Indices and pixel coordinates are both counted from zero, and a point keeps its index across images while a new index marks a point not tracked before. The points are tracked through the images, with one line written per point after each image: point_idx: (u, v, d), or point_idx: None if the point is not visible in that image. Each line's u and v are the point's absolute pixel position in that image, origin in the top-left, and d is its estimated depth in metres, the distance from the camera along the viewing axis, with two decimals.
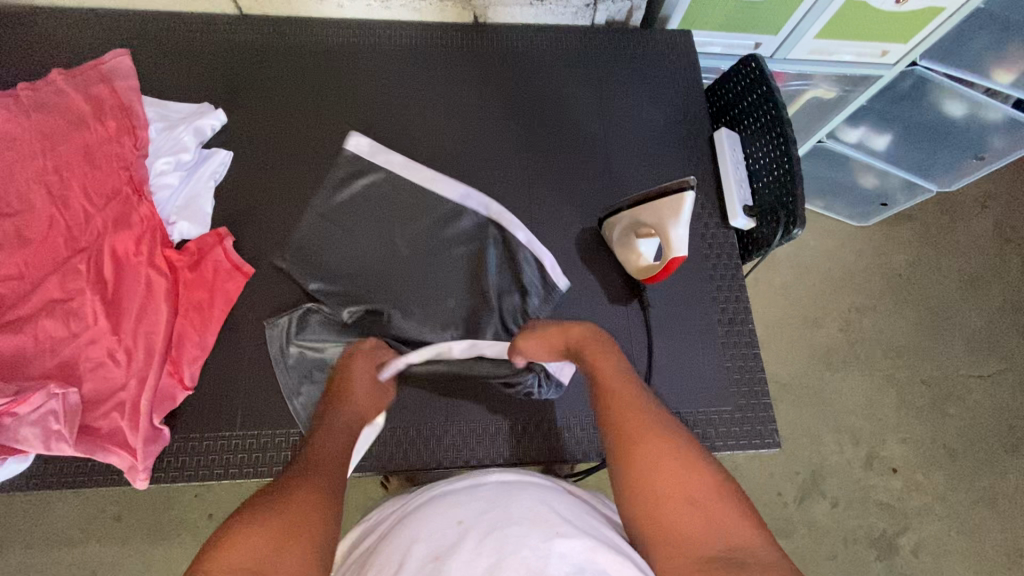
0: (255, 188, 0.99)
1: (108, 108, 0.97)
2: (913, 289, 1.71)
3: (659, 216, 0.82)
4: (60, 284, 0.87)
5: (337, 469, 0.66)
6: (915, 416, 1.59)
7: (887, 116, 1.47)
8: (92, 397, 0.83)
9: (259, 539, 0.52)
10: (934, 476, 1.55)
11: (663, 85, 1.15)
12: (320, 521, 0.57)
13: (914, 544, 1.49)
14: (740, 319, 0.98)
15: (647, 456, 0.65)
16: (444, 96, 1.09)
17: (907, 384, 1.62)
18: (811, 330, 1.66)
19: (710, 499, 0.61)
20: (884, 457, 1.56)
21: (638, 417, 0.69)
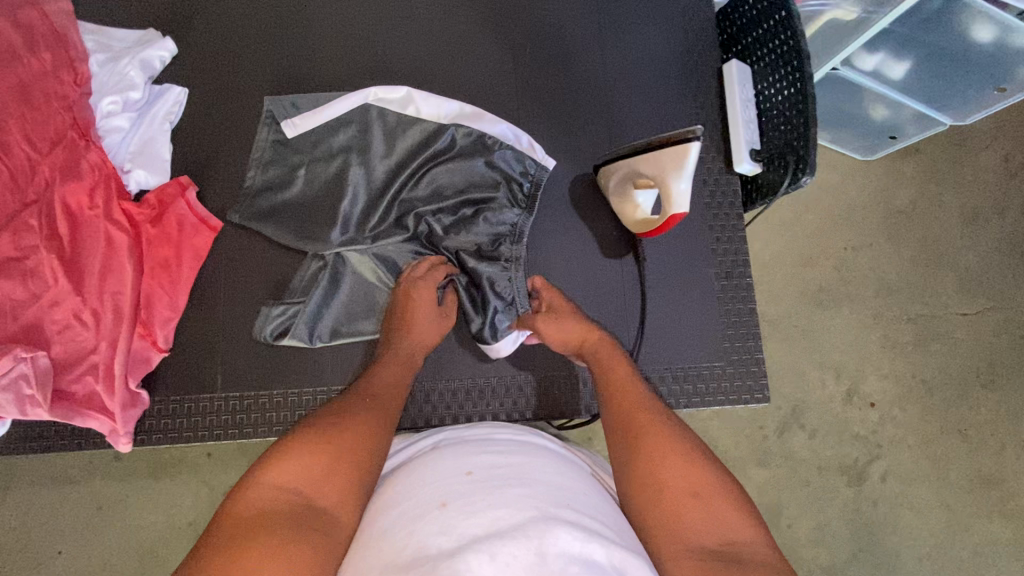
0: (216, 130, 0.89)
1: (40, 36, 0.85)
2: (910, 226, 1.66)
3: (660, 167, 0.74)
4: (12, 241, 0.80)
5: (390, 405, 0.71)
6: (897, 353, 1.60)
7: (911, 39, 1.33)
8: (64, 360, 0.79)
9: (308, 465, 0.59)
10: (910, 409, 1.58)
11: (670, 11, 1.03)
12: (366, 459, 0.62)
13: (882, 472, 1.54)
14: (739, 272, 0.93)
15: (664, 452, 0.64)
16: (423, 18, 0.97)
17: (893, 322, 1.62)
18: (804, 270, 1.63)
19: (716, 495, 0.61)
20: (862, 392, 1.58)
21: (644, 413, 0.69)
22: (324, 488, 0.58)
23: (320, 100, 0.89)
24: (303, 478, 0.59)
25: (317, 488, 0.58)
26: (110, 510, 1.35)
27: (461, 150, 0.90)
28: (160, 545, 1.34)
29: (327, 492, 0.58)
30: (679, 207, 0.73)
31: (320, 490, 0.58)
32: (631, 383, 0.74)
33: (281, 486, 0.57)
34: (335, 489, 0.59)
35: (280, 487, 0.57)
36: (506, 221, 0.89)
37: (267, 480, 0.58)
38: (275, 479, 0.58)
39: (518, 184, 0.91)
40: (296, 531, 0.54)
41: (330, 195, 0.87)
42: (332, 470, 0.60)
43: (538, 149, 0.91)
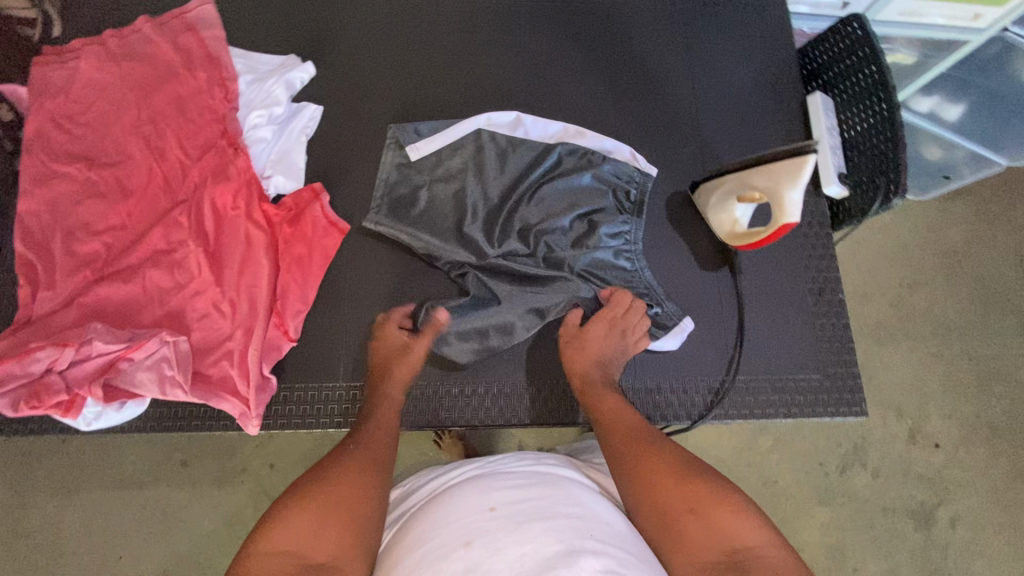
0: (345, 144, 0.98)
1: (197, 58, 0.97)
2: (968, 265, 1.65)
3: (773, 179, 0.79)
4: (163, 235, 0.88)
5: (383, 449, 0.73)
6: (961, 393, 1.56)
7: (966, 83, 1.42)
8: (201, 346, 0.85)
9: (299, 524, 0.60)
10: (977, 452, 1.52)
11: (754, 48, 1.11)
12: (363, 504, 0.64)
13: (951, 517, 1.48)
14: (831, 288, 0.97)
15: (661, 473, 0.67)
16: (528, 50, 1.06)
17: (955, 361, 1.59)
18: (864, 302, 1.62)
19: (714, 506, 0.62)
20: (926, 432, 1.53)
21: (640, 444, 0.71)
22: (316, 545, 0.58)
23: (440, 126, 0.97)
24: (302, 538, 0.59)
25: (309, 547, 0.58)
26: (171, 521, 1.33)
27: (569, 164, 0.98)
28: (217, 557, 1.32)
29: (320, 547, 0.58)
30: (791, 215, 0.78)
31: (319, 544, 0.58)
32: (621, 412, 0.78)
33: (278, 549, 0.58)
34: (330, 539, 0.59)
35: (278, 551, 0.57)
36: (619, 230, 0.95)
37: (266, 545, 0.58)
38: (276, 543, 0.58)
39: (624, 193, 0.97)
40: None
41: (458, 206, 0.94)
42: (326, 520, 0.60)
43: (641, 159, 0.98)
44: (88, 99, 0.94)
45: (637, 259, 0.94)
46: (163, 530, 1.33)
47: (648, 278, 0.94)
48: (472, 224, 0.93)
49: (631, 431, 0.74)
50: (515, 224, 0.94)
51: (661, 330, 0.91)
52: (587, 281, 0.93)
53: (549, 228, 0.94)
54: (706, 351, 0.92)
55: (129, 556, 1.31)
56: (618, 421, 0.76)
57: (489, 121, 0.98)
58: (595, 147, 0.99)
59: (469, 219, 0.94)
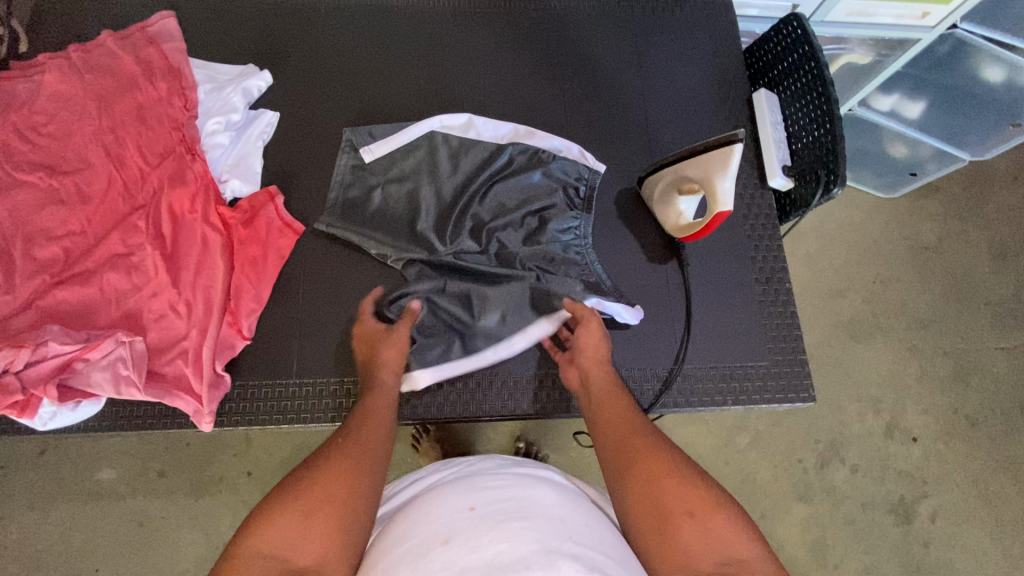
0: (302, 148, 1.00)
1: (158, 69, 1.00)
2: (939, 260, 1.68)
3: (706, 169, 0.82)
4: (121, 239, 0.91)
5: (376, 441, 0.72)
6: (937, 387, 1.57)
7: (923, 82, 1.46)
8: (156, 345, 0.87)
9: (283, 523, 0.60)
10: (955, 445, 1.53)
11: (702, 49, 1.15)
12: (350, 503, 0.63)
13: (931, 511, 1.48)
14: (778, 277, 0.99)
15: (655, 476, 0.65)
16: (483, 56, 1.10)
17: (930, 355, 1.59)
18: (838, 300, 1.64)
19: (710, 513, 0.62)
20: (904, 426, 1.54)
21: (641, 440, 0.70)
22: (300, 547, 0.59)
23: (394, 128, 1.01)
24: (286, 539, 0.59)
25: (293, 549, 0.59)
26: (148, 531, 1.34)
27: (520, 164, 1.01)
28: (194, 566, 1.32)
29: (303, 548, 0.59)
30: (723, 203, 0.80)
31: (303, 547, 0.59)
32: (621, 409, 0.75)
33: (259, 553, 0.58)
34: (315, 542, 0.59)
35: (262, 553, 0.58)
36: (569, 225, 0.97)
37: (251, 546, 0.59)
38: (262, 544, 0.59)
39: (573, 191, 1.00)
40: None
41: (411, 207, 0.97)
42: (312, 522, 0.60)
43: (589, 157, 1.01)
44: (52, 110, 0.97)
45: (587, 254, 0.96)
46: (140, 541, 1.33)
47: (597, 271, 0.95)
48: (423, 223, 0.96)
49: (629, 429, 0.72)
50: (465, 222, 0.97)
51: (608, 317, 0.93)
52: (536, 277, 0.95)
53: (500, 226, 0.96)
54: (654, 341, 0.94)
55: (106, 568, 1.31)
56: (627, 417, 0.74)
57: (442, 125, 1.01)
58: (545, 146, 1.02)
59: (420, 219, 0.96)
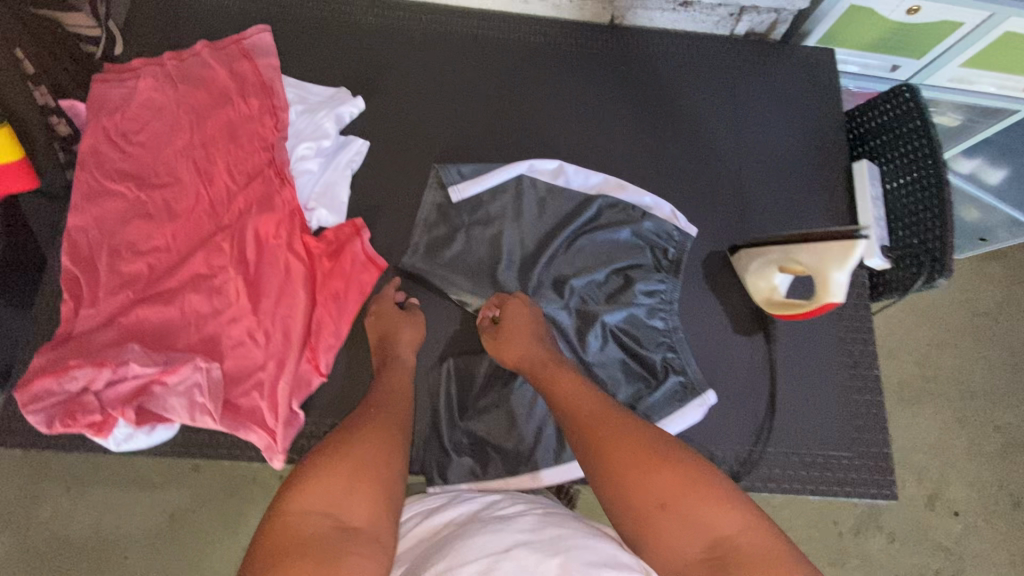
0: (389, 179, 0.98)
1: (251, 85, 0.99)
2: (998, 331, 1.61)
3: (819, 260, 0.76)
4: (205, 260, 0.90)
5: (399, 409, 0.76)
6: (983, 461, 1.51)
7: (1011, 150, 1.41)
8: (232, 374, 0.86)
9: (324, 483, 0.62)
10: (997, 523, 1.46)
11: (800, 111, 1.11)
12: (380, 467, 0.66)
13: None
14: (868, 363, 0.95)
15: (632, 464, 0.64)
16: (575, 100, 1.07)
17: (980, 428, 1.53)
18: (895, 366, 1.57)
19: (686, 497, 0.61)
20: (946, 498, 1.47)
21: (612, 422, 0.70)
22: (347, 502, 0.61)
23: (482, 168, 0.98)
24: (333, 500, 0.61)
25: (338, 503, 0.61)
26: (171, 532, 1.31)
27: (608, 218, 0.98)
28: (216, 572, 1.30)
29: (348, 504, 0.61)
30: (834, 294, 0.75)
31: (350, 509, 0.61)
32: (579, 392, 0.75)
33: (307, 511, 0.60)
34: (360, 507, 0.62)
35: (310, 511, 0.60)
36: (656, 288, 0.94)
37: (299, 505, 0.60)
38: (307, 503, 0.60)
39: (661, 251, 0.97)
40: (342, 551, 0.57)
41: (494, 251, 0.95)
42: (354, 487, 0.63)
43: (681, 218, 0.98)
44: (143, 118, 0.96)
45: (672, 321, 0.93)
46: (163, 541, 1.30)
47: (683, 340, 0.93)
48: (508, 275, 0.94)
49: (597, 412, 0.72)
50: (547, 276, 0.94)
51: (683, 398, 0.89)
52: (617, 339, 0.92)
53: (584, 283, 0.94)
54: (735, 416, 0.91)
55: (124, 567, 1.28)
56: (580, 403, 0.73)
57: (530, 170, 0.99)
58: (635, 202, 0.99)
59: (504, 269, 0.94)
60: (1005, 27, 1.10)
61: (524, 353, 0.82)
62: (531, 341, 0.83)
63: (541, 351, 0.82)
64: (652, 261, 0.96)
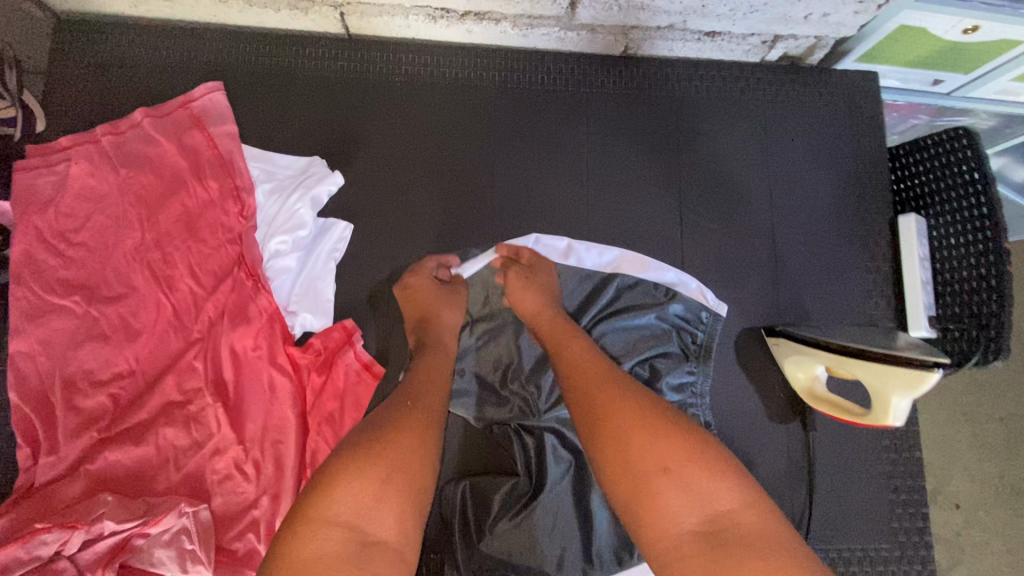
0: (379, 267, 0.86)
1: (207, 163, 0.84)
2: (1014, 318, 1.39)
3: (881, 384, 0.72)
4: (177, 385, 0.78)
5: (435, 399, 0.68)
6: (985, 452, 1.35)
7: None
8: (223, 513, 0.77)
9: (353, 491, 0.55)
10: (997, 513, 1.32)
11: (838, 151, 0.98)
12: (409, 467, 0.59)
13: None
14: (909, 445, 0.89)
15: (635, 429, 0.59)
16: (584, 150, 0.94)
17: (983, 421, 1.36)
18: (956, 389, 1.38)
19: (689, 464, 0.57)
20: (947, 491, 1.33)
21: (614, 386, 0.64)
22: (371, 515, 0.55)
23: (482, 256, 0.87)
24: (359, 508, 0.55)
25: (361, 515, 0.54)
26: None
27: (627, 301, 0.88)
28: None
29: (376, 515, 0.55)
30: (896, 423, 0.72)
31: (375, 521, 0.55)
32: (578, 358, 0.69)
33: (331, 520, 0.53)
34: (390, 519, 0.55)
35: (334, 521, 0.53)
36: (684, 381, 0.86)
37: (326, 513, 0.54)
38: (333, 511, 0.54)
39: (689, 336, 0.88)
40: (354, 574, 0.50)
41: (503, 349, 0.86)
42: (383, 491, 0.56)
43: (710, 295, 0.89)
44: (81, 212, 0.81)
45: (703, 418, 0.85)
46: None
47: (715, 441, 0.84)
48: (520, 383, 0.85)
49: (599, 376, 0.66)
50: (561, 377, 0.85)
51: None
52: None
53: None
54: None
55: None
56: (582, 368, 0.68)
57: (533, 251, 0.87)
58: (656, 279, 0.88)
59: (515, 376, 0.85)
60: None
61: (539, 309, 0.78)
62: (551, 302, 0.79)
63: (554, 315, 0.76)
64: (679, 348, 0.87)
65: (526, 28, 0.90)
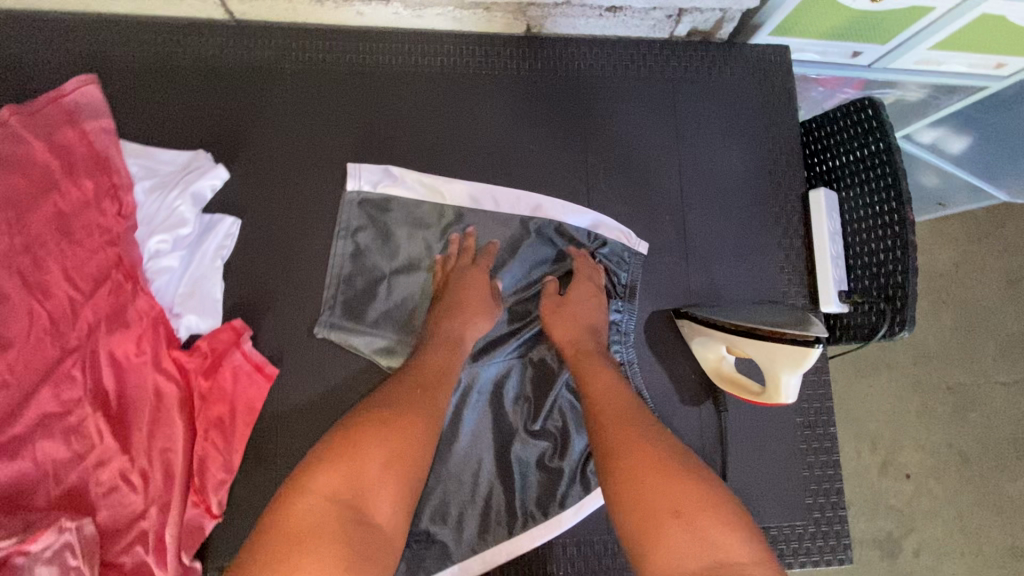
0: (271, 261, 0.82)
1: (80, 162, 0.79)
2: (955, 292, 1.40)
3: (771, 359, 0.73)
4: (55, 395, 0.75)
5: (443, 395, 0.70)
6: (931, 422, 1.35)
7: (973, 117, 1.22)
8: (109, 527, 0.74)
9: (363, 469, 0.57)
10: (947, 481, 1.33)
11: (751, 116, 0.97)
12: (409, 451, 0.61)
13: (916, 547, 1.29)
14: (824, 421, 0.88)
15: (648, 471, 0.58)
16: (488, 130, 0.90)
17: (929, 392, 1.36)
18: (900, 362, 1.36)
19: (698, 509, 0.55)
20: (897, 462, 1.33)
21: (633, 423, 0.65)
22: (368, 491, 0.56)
23: (398, 207, 0.85)
24: (357, 482, 0.56)
25: (358, 489, 0.56)
26: None
27: (550, 242, 0.88)
28: None
29: (377, 498, 0.57)
30: (788, 399, 0.73)
31: (372, 498, 0.56)
32: (611, 390, 0.70)
33: (332, 487, 0.55)
34: (390, 497, 0.58)
35: (330, 490, 0.55)
36: (610, 321, 0.87)
37: (330, 484, 0.56)
38: (339, 484, 0.56)
39: (610, 278, 0.88)
40: (329, 535, 0.52)
41: (422, 297, 0.84)
42: (388, 474, 0.58)
43: (631, 235, 0.89)
44: None
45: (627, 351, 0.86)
46: None
47: (639, 374, 0.86)
48: None
49: (621, 410, 0.67)
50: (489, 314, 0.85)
51: None
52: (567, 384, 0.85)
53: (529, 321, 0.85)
54: None
55: None
56: (608, 400, 0.68)
57: (453, 194, 0.86)
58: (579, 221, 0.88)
59: None
60: (981, 10, 0.95)
61: (574, 335, 0.79)
62: (592, 334, 0.80)
63: (586, 343, 0.78)
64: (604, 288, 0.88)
65: (418, 8, 0.88)
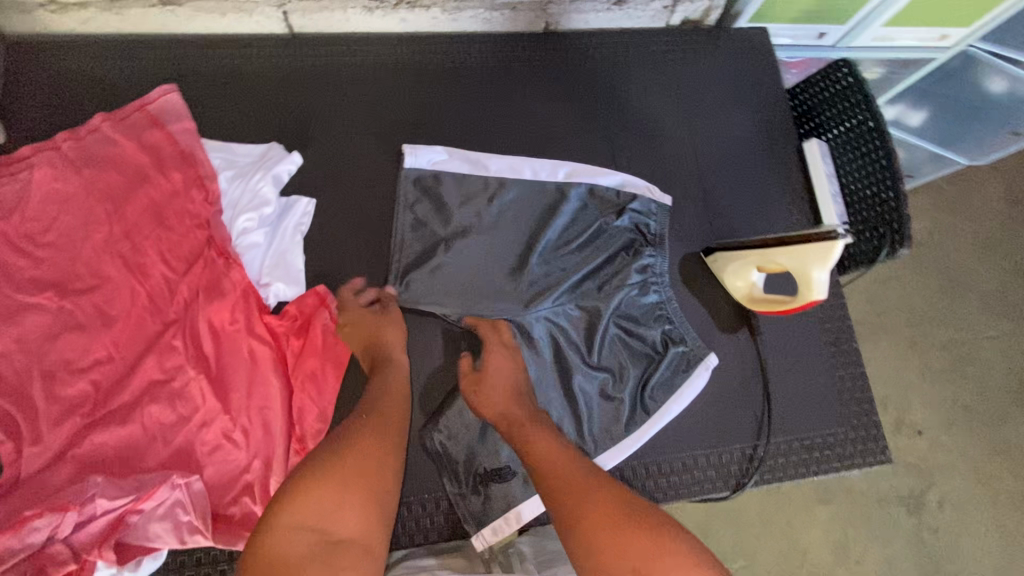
0: (345, 234, 0.92)
1: (168, 157, 0.88)
2: (940, 253, 1.53)
3: (801, 260, 0.82)
4: (158, 364, 0.81)
5: (399, 419, 0.73)
6: (936, 377, 1.44)
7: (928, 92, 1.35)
8: (215, 483, 0.79)
9: (321, 499, 0.61)
10: (957, 434, 1.41)
11: (743, 84, 1.12)
12: (374, 472, 0.65)
13: (939, 499, 1.36)
14: (845, 337, 0.99)
15: (603, 532, 0.61)
16: (521, 112, 1.03)
17: (929, 350, 1.46)
18: (894, 320, 1.47)
19: (658, 561, 0.58)
20: (909, 420, 1.41)
21: (583, 486, 0.67)
22: (335, 520, 0.60)
23: (449, 180, 0.95)
24: (324, 515, 0.60)
25: (325, 520, 0.60)
26: None
27: (584, 202, 0.98)
28: None
29: (338, 520, 0.60)
30: (819, 296, 0.82)
31: (338, 523, 0.60)
32: (551, 455, 0.73)
33: (298, 526, 0.59)
34: (351, 520, 0.61)
35: (298, 525, 0.59)
36: (647, 266, 0.96)
37: (290, 519, 0.59)
38: (302, 518, 0.59)
39: (642, 229, 0.98)
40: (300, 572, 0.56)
41: (479, 258, 0.93)
42: (345, 498, 0.62)
43: (656, 189, 0.99)
44: (47, 214, 0.83)
45: (665, 290, 0.96)
46: None
47: (677, 310, 0.95)
48: (504, 282, 0.93)
49: (566, 471, 0.70)
50: (539, 269, 0.94)
51: (686, 370, 0.92)
52: (614, 323, 0.94)
53: (575, 272, 0.95)
54: (736, 413, 0.93)
55: None
56: (555, 468, 0.71)
57: (496, 167, 0.97)
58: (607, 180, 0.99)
59: (496, 280, 0.93)
60: None
61: (506, 394, 0.82)
62: (516, 398, 0.82)
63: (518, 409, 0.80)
64: (638, 237, 0.98)
65: (454, 11, 1.02)
